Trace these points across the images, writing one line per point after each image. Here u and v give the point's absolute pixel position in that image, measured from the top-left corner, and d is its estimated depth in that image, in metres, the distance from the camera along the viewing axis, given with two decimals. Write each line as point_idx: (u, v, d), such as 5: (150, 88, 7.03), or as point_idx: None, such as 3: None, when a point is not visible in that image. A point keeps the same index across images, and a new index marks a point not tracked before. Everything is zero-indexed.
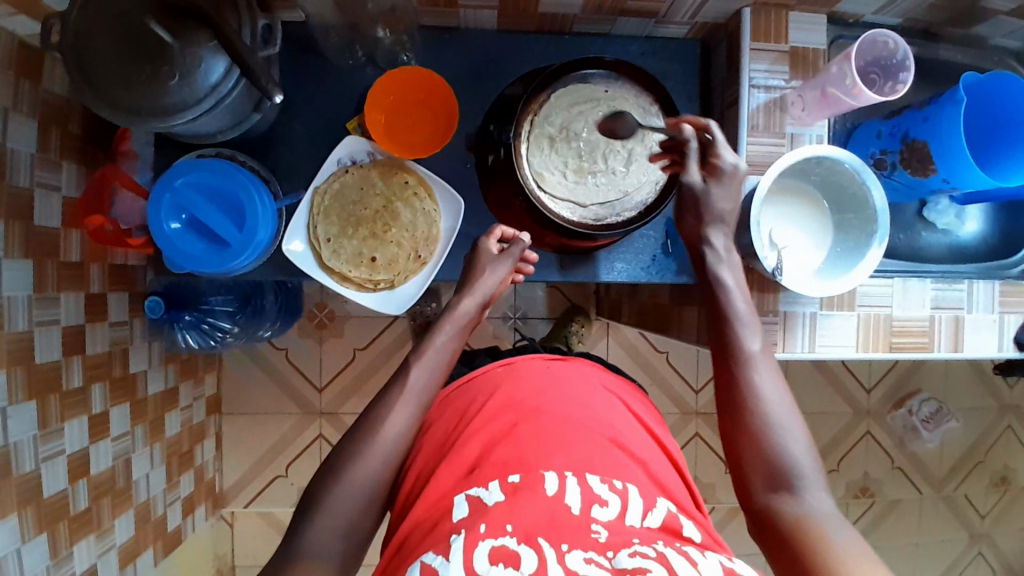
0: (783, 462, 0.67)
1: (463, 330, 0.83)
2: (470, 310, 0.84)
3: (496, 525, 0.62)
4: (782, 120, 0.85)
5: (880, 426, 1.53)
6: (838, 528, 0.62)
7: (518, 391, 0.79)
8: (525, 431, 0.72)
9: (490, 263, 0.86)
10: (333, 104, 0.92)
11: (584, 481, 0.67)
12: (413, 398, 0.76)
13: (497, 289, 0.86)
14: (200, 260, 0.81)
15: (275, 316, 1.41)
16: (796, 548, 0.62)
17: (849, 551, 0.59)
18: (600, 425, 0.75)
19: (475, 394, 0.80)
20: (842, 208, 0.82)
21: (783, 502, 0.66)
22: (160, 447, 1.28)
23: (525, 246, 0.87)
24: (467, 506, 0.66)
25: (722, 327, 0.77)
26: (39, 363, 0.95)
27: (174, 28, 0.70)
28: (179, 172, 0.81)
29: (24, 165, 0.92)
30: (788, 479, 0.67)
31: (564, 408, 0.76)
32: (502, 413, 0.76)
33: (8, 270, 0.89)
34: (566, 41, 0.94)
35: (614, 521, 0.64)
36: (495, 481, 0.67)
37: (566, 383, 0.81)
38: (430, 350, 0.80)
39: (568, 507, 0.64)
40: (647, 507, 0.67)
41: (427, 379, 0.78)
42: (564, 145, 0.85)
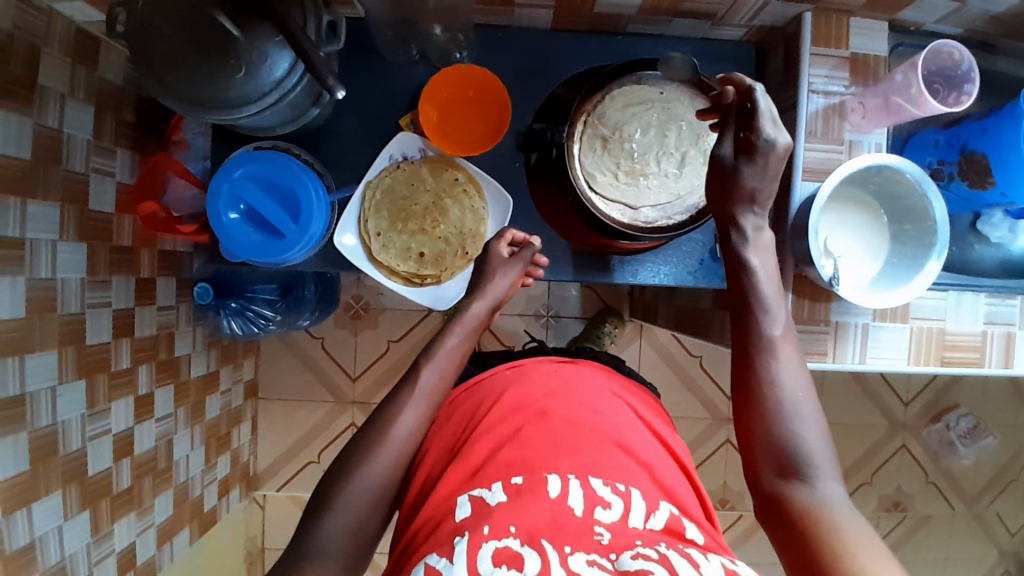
0: (796, 449, 0.66)
1: (472, 331, 0.83)
2: (481, 313, 0.84)
3: (499, 527, 0.61)
4: (840, 127, 0.84)
5: (915, 439, 1.51)
6: (850, 519, 0.61)
7: (526, 395, 0.79)
8: (532, 433, 0.73)
9: (501, 266, 0.86)
10: (385, 98, 0.93)
11: (587, 483, 0.67)
12: (423, 398, 0.77)
13: (506, 293, 0.85)
14: (253, 250, 0.83)
15: (314, 305, 1.40)
16: (806, 538, 0.61)
17: (860, 544, 0.59)
18: (606, 429, 0.75)
19: (484, 396, 0.81)
20: (900, 219, 0.80)
21: (794, 491, 0.65)
22: (199, 429, 1.30)
23: (536, 250, 0.87)
24: (470, 506, 0.66)
25: (745, 307, 0.74)
26: (90, 344, 0.98)
27: (239, 21, 0.72)
28: (237, 163, 0.82)
29: (80, 150, 0.94)
30: (800, 466, 0.65)
31: (572, 412, 0.77)
32: (511, 415, 0.77)
33: (64, 254, 0.92)
34: (619, 42, 0.93)
35: (617, 522, 0.64)
36: (499, 483, 0.68)
37: (574, 388, 0.81)
38: (440, 352, 0.80)
39: (572, 508, 0.64)
40: (650, 509, 0.67)
41: (437, 380, 0.79)
42: (616, 146, 0.85)
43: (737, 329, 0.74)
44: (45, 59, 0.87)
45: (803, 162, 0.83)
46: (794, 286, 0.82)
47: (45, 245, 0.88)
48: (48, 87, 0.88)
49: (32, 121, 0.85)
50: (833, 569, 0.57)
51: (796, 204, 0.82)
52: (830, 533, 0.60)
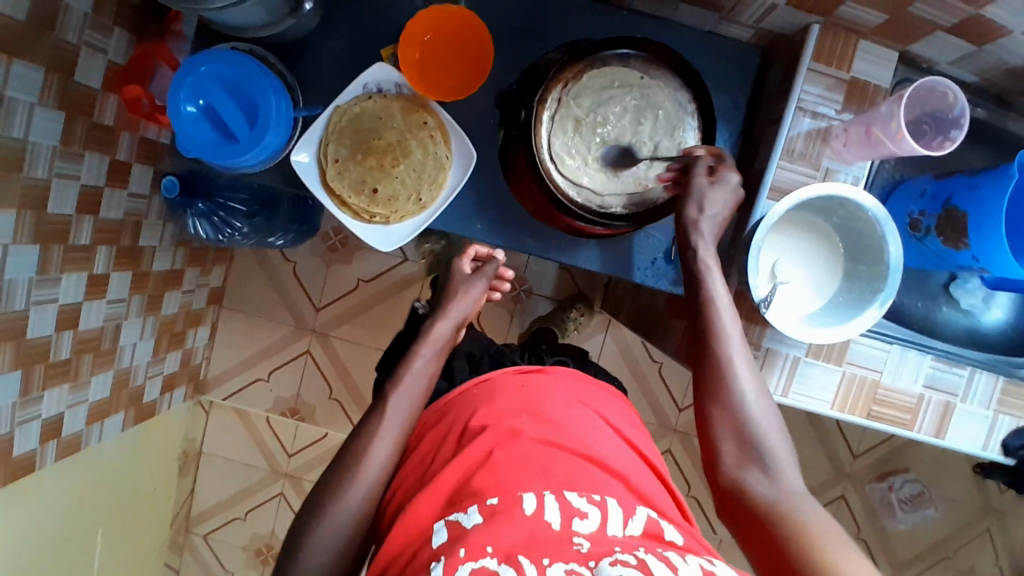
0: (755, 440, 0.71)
1: (441, 349, 0.85)
2: (446, 332, 0.86)
3: (476, 548, 0.59)
4: (820, 152, 0.80)
5: (856, 492, 1.48)
6: (807, 506, 0.66)
7: (495, 411, 0.75)
8: (503, 457, 0.69)
9: (464, 284, 0.90)
10: (374, 27, 0.91)
11: (562, 497, 0.65)
12: (395, 425, 0.77)
13: (470, 310, 0.89)
14: (205, 149, 0.82)
15: (289, 226, 1.41)
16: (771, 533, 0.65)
17: (823, 532, 0.63)
18: (576, 444, 0.72)
19: (459, 415, 0.78)
20: (856, 258, 0.77)
21: (753, 483, 0.69)
22: (152, 320, 1.32)
23: (498, 266, 0.92)
24: (447, 532, 0.64)
25: (701, 312, 0.76)
26: (50, 213, 0.97)
27: None
28: (206, 60, 0.81)
29: (77, 22, 0.94)
30: (759, 454, 0.70)
31: (543, 431, 0.73)
32: (479, 434, 0.72)
33: (39, 118, 0.90)
34: (622, 18, 0.89)
35: (595, 532, 0.63)
36: (474, 505, 0.64)
37: (550, 403, 0.78)
38: (408, 376, 0.81)
39: (549, 523, 0.62)
40: (627, 514, 0.66)
41: (405, 411, 0.78)
42: (590, 122, 0.83)
43: (696, 322, 0.77)
44: None
45: (772, 179, 0.80)
46: (733, 304, 0.82)
47: (21, 106, 0.87)
48: None
49: None
50: (803, 559, 0.61)
51: (754, 220, 0.79)
52: (792, 524, 0.64)
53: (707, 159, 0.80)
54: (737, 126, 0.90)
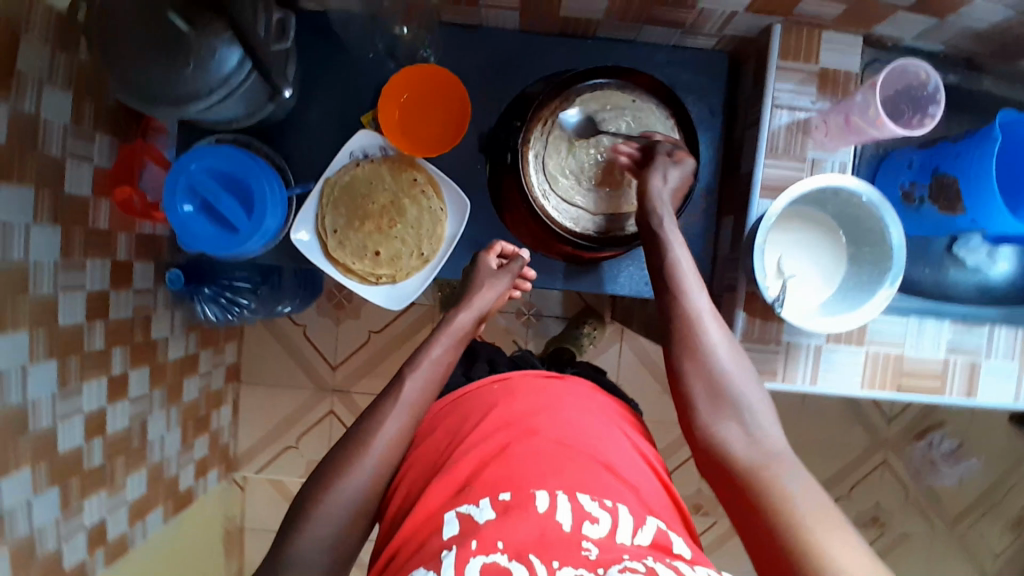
0: (736, 401, 0.70)
1: (457, 343, 0.84)
2: (466, 323, 0.85)
3: (487, 542, 0.60)
4: (803, 144, 0.81)
5: (897, 457, 1.48)
6: (786, 465, 0.65)
7: (513, 411, 0.76)
8: (519, 450, 0.70)
9: (489, 278, 0.88)
10: (350, 95, 0.93)
11: (574, 499, 0.64)
12: (405, 409, 0.76)
13: (492, 304, 0.88)
14: (206, 243, 0.83)
15: (295, 293, 1.41)
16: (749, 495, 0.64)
17: (805, 496, 0.62)
18: (592, 449, 0.71)
19: (472, 412, 0.78)
20: (859, 242, 0.78)
21: (729, 444, 0.68)
22: (176, 410, 1.33)
23: (524, 263, 0.90)
24: (458, 524, 0.64)
25: (665, 278, 0.76)
26: (62, 326, 0.99)
27: (191, 19, 0.72)
28: (194, 156, 0.82)
29: (58, 135, 0.95)
30: (739, 412, 0.69)
31: (561, 432, 0.73)
32: (496, 431, 0.73)
33: (36, 237, 0.92)
34: (588, 47, 0.92)
35: (604, 538, 0.61)
36: (486, 498, 0.65)
37: (565, 407, 0.77)
38: (424, 360, 0.80)
39: (559, 523, 0.62)
40: (638, 524, 0.64)
41: (421, 391, 0.78)
42: (582, 149, 0.86)
43: (659, 287, 0.77)
44: (23, 46, 0.87)
45: (762, 178, 0.81)
46: (744, 303, 0.81)
47: (17, 229, 0.89)
48: (26, 73, 0.87)
49: (8, 107, 0.85)
50: (782, 522, 0.60)
51: (751, 222, 0.80)
52: (770, 487, 0.63)
53: (668, 143, 0.82)
54: (717, 130, 0.91)
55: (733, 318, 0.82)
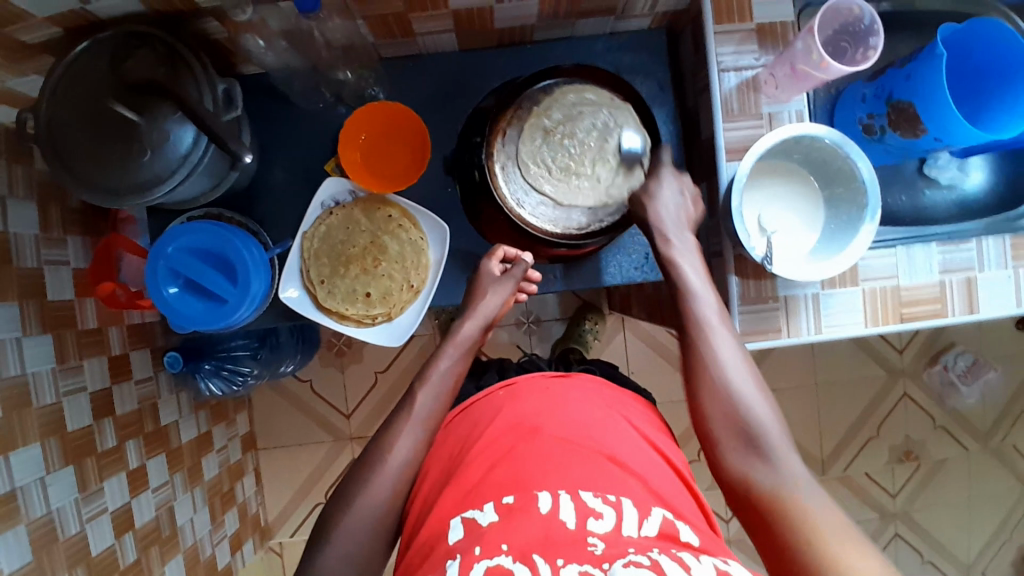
0: (761, 435, 0.71)
1: (467, 352, 0.86)
2: (471, 333, 0.87)
3: (491, 546, 0.61)
4: (756, 101, 0.82)
5: (915, 384, 1.50)
6: (809, 491, 0.66)
7: (521, 412, 0.77)
8: (524, 453, 0.71)
9: (492, 285, 0.89)
10: (309, 147, 0.94)
11: (577, 497, 0.66)
12: (420, 422, 0.79)
13: (498, 310, 0.89)
14: (199, 320, 0.83)
15: (295, 350, 1.41)
16: (772, 518, 0.65)
17: (828, 522, 0.63)
18: (597, 442, 0.73)
19: (478, 418, 0.79)
20: (831, 183, 0.79)
21: (755, 469, 0.70)
22: (200, 490, 1.30)
23: (526, 267, 0.89)
24: (462, 528, 0.65)
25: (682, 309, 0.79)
26: (71, 430, 0.98)
27: (137, 107, 0.72)
28: (169, 239, 0.82)
29: (31, 246, 0.95)
30: (761, 447, 0.71)
31: (564, 429, 0.75)
32: (503, 434, 0.75)
33: (29, 348, 0.92)
34: (529, 51, 0.93)
35: (610, 533, 0.63)
36: (491, 502, 0.67)
37: (571, 405, 0.78)
38: (435, 375, 0.83)
39: (563, 522, 0.63)
40: (643, 516, 0.65)
41: (432, 403, 0.80)
42: (557, 140, 0.84)
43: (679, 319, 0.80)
44: None
45: (724, 142, 0.81)
46: (735, 267, 0.81)
47: (10, 344, 0.89)
48: None
49: None
50: (802, 544, 0.61)
51: (723, 187, 0.81)
52: (794, 510, 0.65)
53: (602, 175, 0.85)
54: (670, 104, 0.93)
55: (726, 284, 0.82)
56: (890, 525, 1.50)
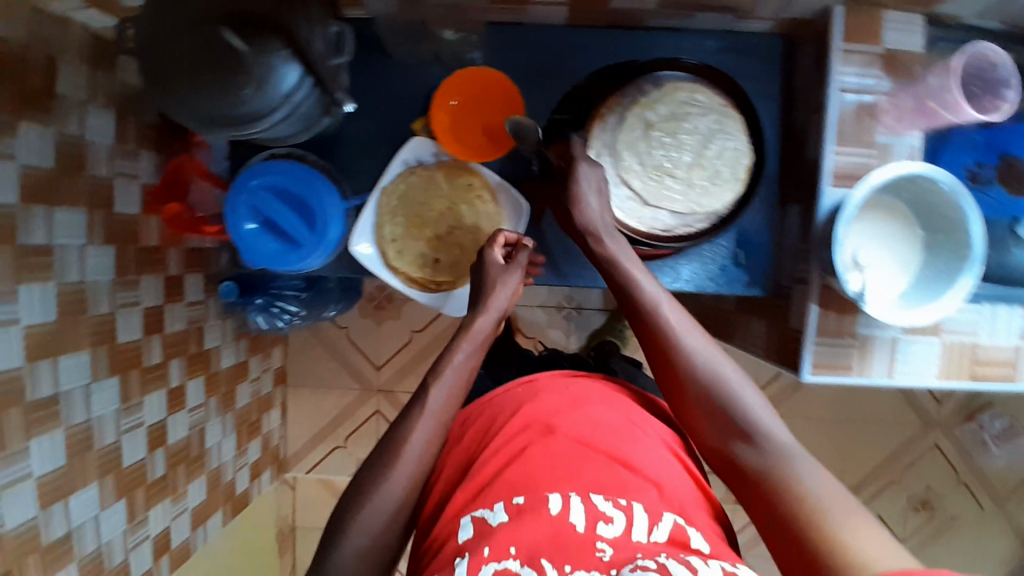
0: (774, 446, 0.68)
1: (479, 347, 0.80)
2: (486, 328, 0.80)
3: (500, 547, 0.61)
4: (871, 128, 0.78)
5: (948, 439, 1.47)
6: (803, 466, 0.66)
7: (534, 410, 0.76)
8: (537, 451, 0.71)
9: (500, 276, 0.82)
10: (400, 102, 0.92)
11: (588, 499, 0.66)
12: (433, 417, 0.73)
13: (509, 303, 0.82)
14: (272, 259, 0.83)
15: (339, 298, 1.41)
16: (772, 500, 0.65)
17: (828, 495, 0.62)
18: (608, 445, 0.72)
19: (495, 413, 0.79)
20: (933, 228, 0.76)
21: (743, 452, 0.70)
22: (231, 416, 1.32)
23: (531, 253, 0.84)
24: (473, 526, 0.65)
25: (644, 319, 0.77)
26: (121, 342, 0.99)
27: (244, 36, 0.68)
28: (255, 174, 0.83)
29: (104, 155, 0.94)
30: (740, 428, 0.70)
31: (578, 429, 0.74)
32: (517, 431, 0.74)
33: (93, 257, 0.93)
34: (639, 38, 0.90)
35: (619, 537, 0.63)
36: (501, 503, 0.66)
37: (586, 406, 0.77)
38: (448, 372, 0.76)
39: (573, 525, 0.63)
40: (653, 521, 0.65)
41: (445, 400, 0.74)
42: (658, 137, 0.81)
43: (643, 326, 0.77)
44: (64, 69, 0.86)
45: (831, 166, 0.78)
46: (818, 296, 0.79)
47: (74, 250, 0.89)
48: (67, 95, 0.87)
49: (53, 130, 0.85)
50: (801, 524, 0.61)
51: (823, 212, 0.78)
52: (787, 486, 0.64)
53: (700, 217, 0.83)
54: (776, 116, 0.89)
55: (805, 312, 0.80)
56: None
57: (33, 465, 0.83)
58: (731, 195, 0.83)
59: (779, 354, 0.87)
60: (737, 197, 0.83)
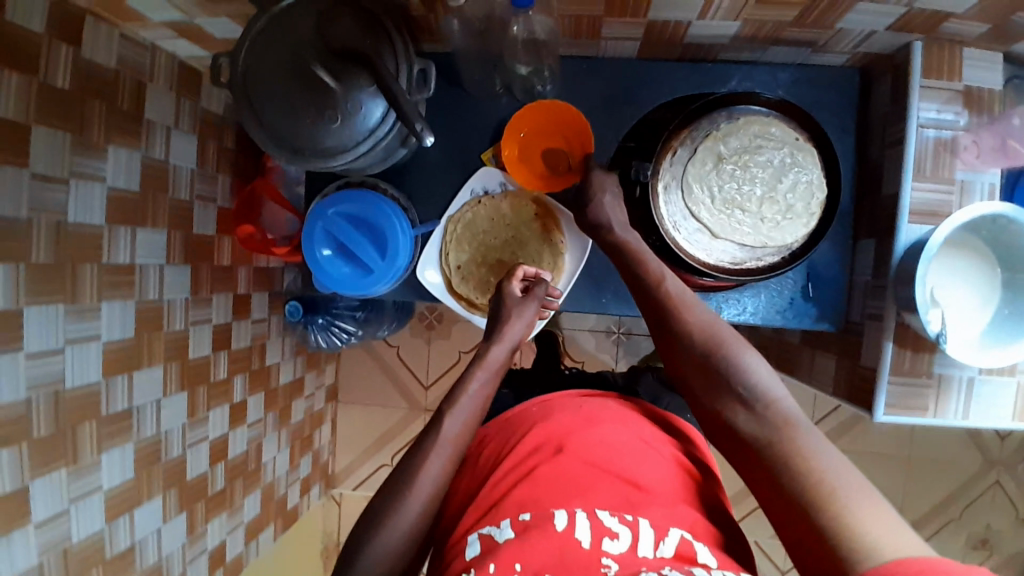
0: (785, 421, 0.62)
1: (495, 376, 0.78)
2: (501, 357, 0.80)
3: (504, 564, 0.58)
4: (950, 164, 0.77)
5: (1010, 477, 1.42)
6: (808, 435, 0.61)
7: (548, 429, 0.75)
8: (547, 469, 0.68)
9: (516, 307, 0.83)
10: (470, 132, 0.94)
11: (594, 515, 0.63)
12: (448, 443, 0.70)
13: (526, 333, 0.82)
14: (344, 285, 0.86)
15: (393, 317, 1.44)
16: (775, 476, 0.60)
17: (838, 473, 0.57)
18: (620, 465, 0.69)
19: (509, 435, 0.78)
20: (1012, 266, 0.75)
21: (741, 420, 0.65)
22: (286, 432, 1.35)
23: (548, 287, 0.86)
24: (479, 544, 0.63)
25: (655, 300, 0.76)
26: (192, 358, 1.01)
27: (336, 73, 0.72)
28: (330, 202, 0.85)
29: (185, 178, 0.97)
30: (740, 394, 0.66)
31: (590, 449, 0.71)
32: (530, 452, 0.72)
33: (169, 276, 0.95)
34: (708, 70, 0.90)
35: (626, 553, 0.60)
36: (507, 519, 0.64)
37: (599, 425, 0.75)
38: (464, 398, 0.74)
39: (579, 540, 0.60)
40: (659, 536, 0.62)
41: (462, 425, 0.72)
42: (729, 170, 0.81)
43: (653, 307, 0.76)
44: (153, 94, 0.89)
45: (909, 204, 0.77)
46: (895, 334, 0.78)
47: (152, 269, 0.91)
48: (153, 120, 0.89)
49: (140, 153, 0.87)
50: (808, 504, 0.56)
51: (897, 249, 0.78)
52: (790, 459, 0.59)
53: (771, 251, 0.83)
54: (849, 150, 0.89)
55: (880, 349, 0.79)
56: None
57: (102, 479, 0.85)
58: (804, 229, 0.82)
59: (851, 391, 0.85)
60: (810, 232, 0.82)
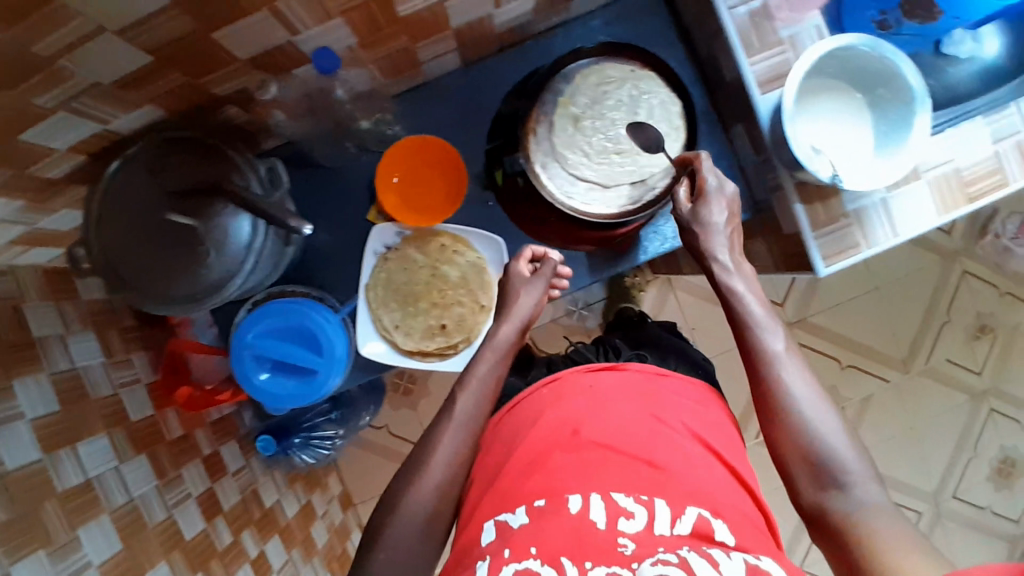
0: (861, 508, 0.62)
1: (503, 356, 0.81)
2: (510, 336, 0.82)
3: (520, 548, 0.58)
4: (772, 28, 0.81)
5: (972, 260, 1.48)
6: (887, 522, 0.60)
7: (561, 414, 0.71)
8: (561, 460, 0.66)
9: (523, 284, 0.86)
10: (347, 202, 0.94)
11: (609, 496, 0.62)
12: (462, 424, 0.74)
13: (532, 309, 0.84)
14: (297, 396, 0.84)
15: (367, 400, 1.42)
16: (846, 552, 0.60)
17: (898, 546, 0.57)
18: (636, 443, 0.67)
19: (516, 429, 0.72)
20: (871, 86, 0.79)
21: (828, 499, 0.64)
22: (319, 560, 1.28)
23: (555, 263, 0.87)
24: (495, 530, 0.63)
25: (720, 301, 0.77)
26: (190, 539, 0.96)
27: (190, 211, 0.72)
28: (248, 327, 0.84)
29: (102, 375, 0.91)
30: (833, 475, 0.64)
31: (609, 432, 0.68)
32: (544, 437, 0.69)
33: (130, 473, 0.89)
34: (530, 46, 0.93)
35: (642, 532, 0.59)
36: (522, 506, 0.63)
37: (612, 404, 0.72)
38: (474, 381, 0.78)
39: (594, 522, 0.60)
40: (676, 513, 0.61)
41: (475, 409, 0.75)
42: (590, 124, 0.84)
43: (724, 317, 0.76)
44: (33, 313, 0.82)
45: (754, 79, 0.81)
46: (797, 194, 0.81)
47: (110, 475, 0.86)
48: (44, 337, 0.83)
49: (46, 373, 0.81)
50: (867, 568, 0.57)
51: (767, 119, 0.81)
52: (865, 539, 0.59)
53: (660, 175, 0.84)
54: (682, 59, 0.93)
55: (793, 214, 0.82)
56: (983, 403, 1.51)
57: None
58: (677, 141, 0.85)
59: (789, 260, 0.88)
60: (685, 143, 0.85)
